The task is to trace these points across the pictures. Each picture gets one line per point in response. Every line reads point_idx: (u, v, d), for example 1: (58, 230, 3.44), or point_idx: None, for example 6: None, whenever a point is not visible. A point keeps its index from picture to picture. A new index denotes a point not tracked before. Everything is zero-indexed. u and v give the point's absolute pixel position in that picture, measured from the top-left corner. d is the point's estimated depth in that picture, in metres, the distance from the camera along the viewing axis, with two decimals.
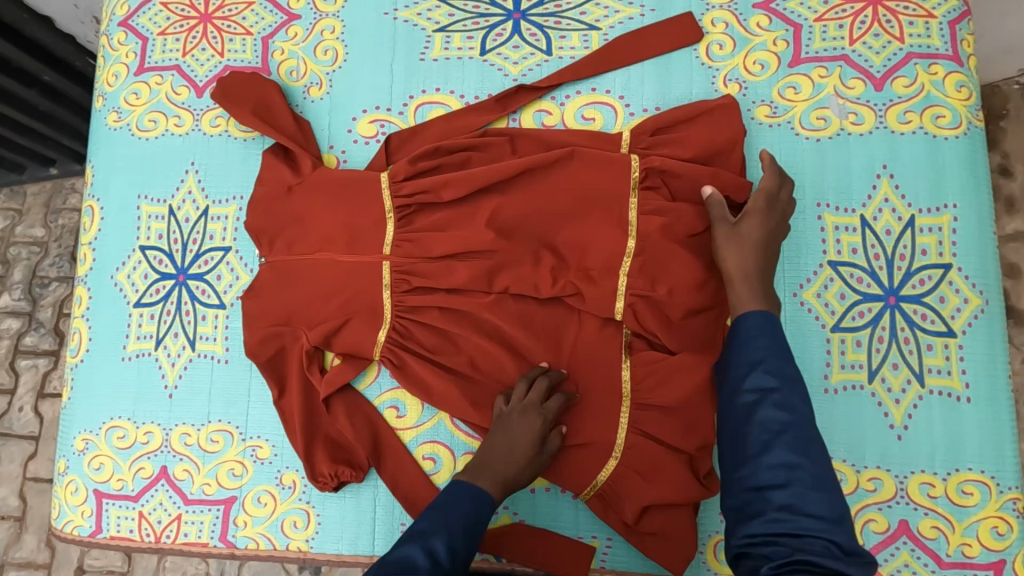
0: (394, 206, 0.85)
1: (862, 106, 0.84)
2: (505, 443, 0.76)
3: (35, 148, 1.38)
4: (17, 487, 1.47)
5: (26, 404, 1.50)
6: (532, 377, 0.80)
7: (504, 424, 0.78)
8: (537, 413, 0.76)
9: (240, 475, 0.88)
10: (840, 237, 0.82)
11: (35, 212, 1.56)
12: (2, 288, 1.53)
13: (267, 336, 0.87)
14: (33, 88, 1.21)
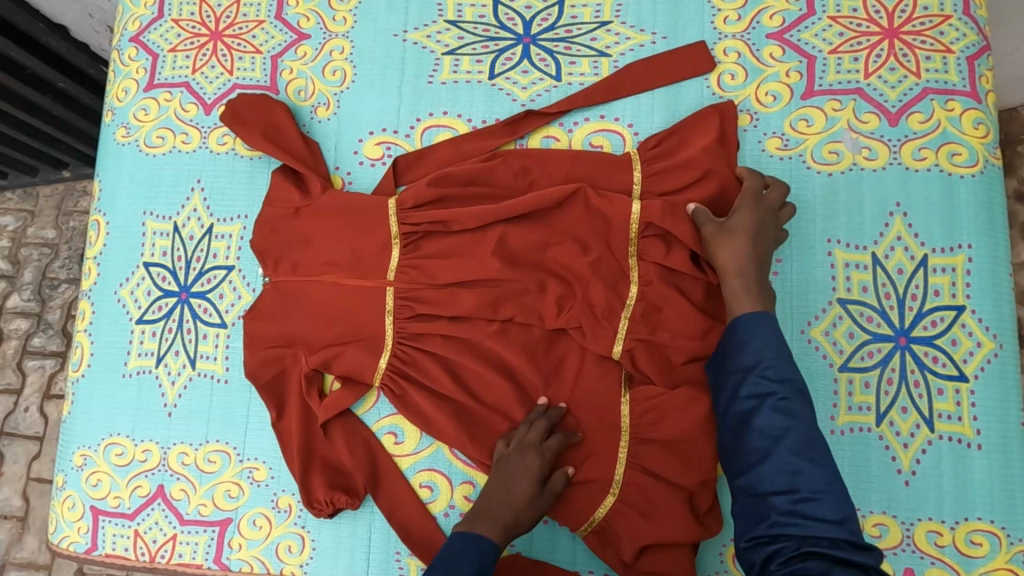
0: (400, 232, 0.84)
1: (876, 141, 0.82)
2: (504, 483, 0.76)
3: (47, 152, 1.39)
4: (20, 487, 1.48)
5: (32, 405, 1.51)
6: (530, 417, 0.80)
7: (502, 466, 0.77)
8: (535, 452, 0.76)
9: (237, 496, 0.87)
10: (851, 275, 0.80)
11: (46, 215, 1.57)
12: (12, 289, 1.55)
13: (268, 358, 0.87)
14: (46, 95, 1.22)
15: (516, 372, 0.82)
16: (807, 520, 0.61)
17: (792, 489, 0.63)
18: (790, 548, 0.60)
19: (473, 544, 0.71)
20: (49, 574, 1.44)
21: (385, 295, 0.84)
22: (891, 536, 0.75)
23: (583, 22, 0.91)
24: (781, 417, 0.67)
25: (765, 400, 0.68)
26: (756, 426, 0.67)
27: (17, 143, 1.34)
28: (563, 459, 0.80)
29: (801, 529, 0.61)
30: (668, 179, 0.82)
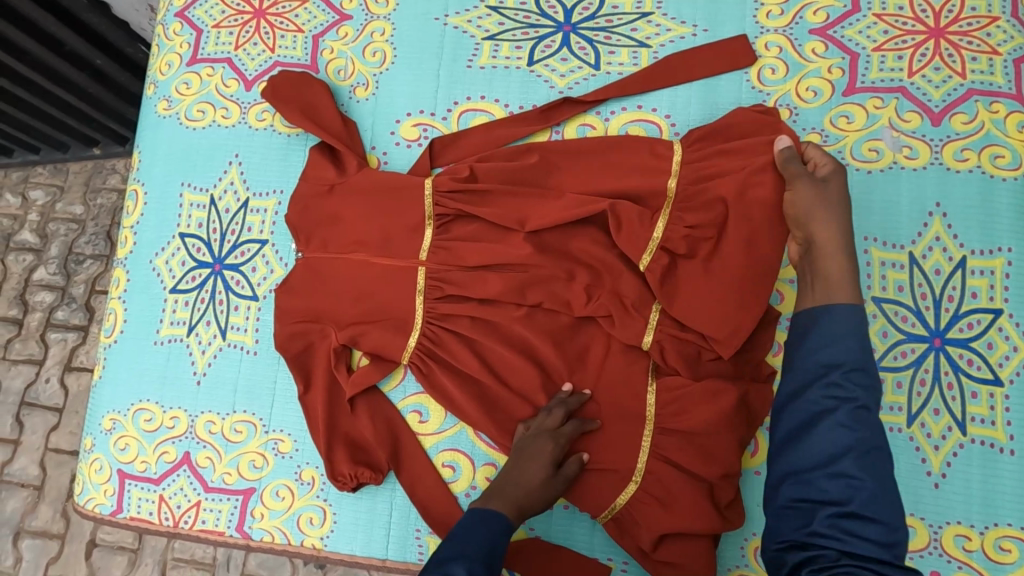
0: (433, 213, 0.85)
1: (918, 140, 0.81)
2: (517, 465, 0.76)
3: (79, 129, 1.42)
4: (38, 457, 1.50)
5: (53, 376, 1.53)
6: (550, 403, 0.80)
7: (517, 448, 0.78)
8: (551, 437, 0.76)
9: (261, 467, 0.88)
10: (886, 273, 0.80)
11: (75, 190, 1.60)
12: (39, 261, 1.58)
13: (297, 332, 0.88)
14: (84, 71, 1.25)
15: (543, 357, 0.82)
16: (849, 535, 0.57)
17: (844, 499, 0.58)
18: (829, 558, 0.57)
19: (484, 523, 0.69)
20: (62, 543, 1.46)
21: (416, 274, 0.84)
22: (918, 538, 0.74)
23: (624, 12, 0.92)
24: (851, 424, 0.61)
25: (843, 404, 0.62)
26: (823, 429, 0.61)
27: (51, 118, 1.37)
28: (578, 445, 0.80)
29: (844, 541, 0.57)
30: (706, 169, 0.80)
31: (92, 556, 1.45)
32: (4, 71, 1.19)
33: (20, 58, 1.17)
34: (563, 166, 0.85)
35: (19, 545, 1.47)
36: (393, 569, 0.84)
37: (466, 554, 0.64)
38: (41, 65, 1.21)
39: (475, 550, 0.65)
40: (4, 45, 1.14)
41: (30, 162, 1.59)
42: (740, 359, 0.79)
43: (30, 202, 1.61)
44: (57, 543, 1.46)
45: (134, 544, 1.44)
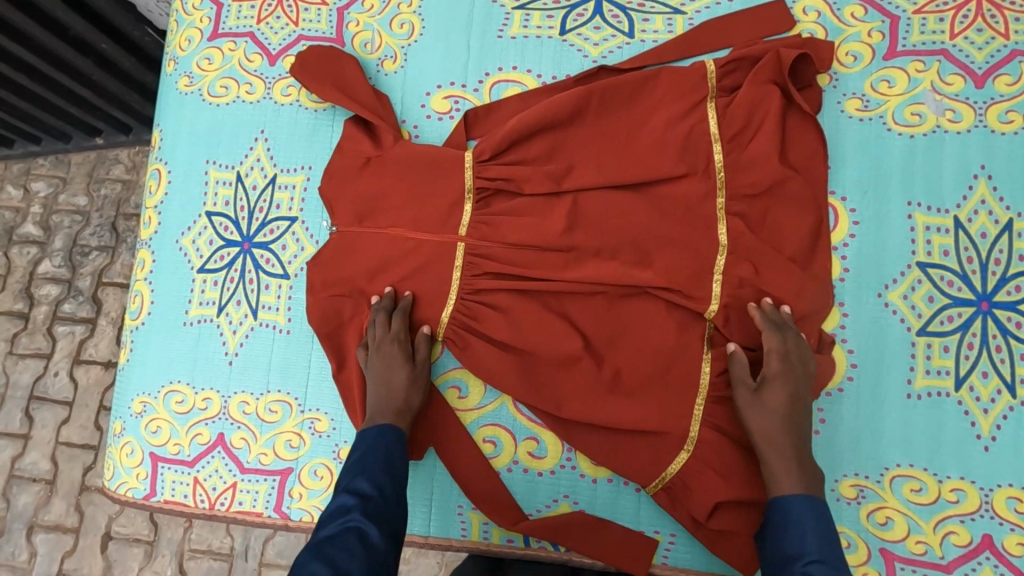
0: (474, 186, 0.85)
1: (961, 103, 0.80)
2: (376, 380, 0.81)
3: (82, 117, 1.41)
4: (49, 451, 1.48)
5: (62, 369, 1.51)
6: (373, 314, 0.84)
7: (369, 367, 0.82)
8: (393, 343, 0.81)
9: (297, 447, 0.87)
10: (931, 238, 0.79)
11: (78, 181, 1.57)
12: (43, 254, 1.55)
13: (331, 309, 0.86)
14: (88, 57, 1.22)
15: (587, 331, 0.82)
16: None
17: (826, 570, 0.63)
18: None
19: (379, 444, 0.76)
20: (77, 536, 1.44)
21: (455, 249, 0.84)
22: (968, 501, 0.74)
23: None
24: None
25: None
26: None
27: (52, 107, 1.36)
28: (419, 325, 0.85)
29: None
30: (737, 128, 0.80)
31: (107, 549, 1.43)
32: (7, 58, 1.18)
33: (25, 44, 1.15)
34: (582, 149, 0.85)
35: (33, 539, 1.45)
36: (436, 545, 0.84)
37: (367, 467, 0.73)
38: (44, 52, 1.19)
39: (374, 463, 0.73)
40: (8, 30, 1.12)
41: (31, 153, 1.56)
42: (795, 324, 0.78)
43: (32, 194, 1.58)
44: (71, 536, 1.44)
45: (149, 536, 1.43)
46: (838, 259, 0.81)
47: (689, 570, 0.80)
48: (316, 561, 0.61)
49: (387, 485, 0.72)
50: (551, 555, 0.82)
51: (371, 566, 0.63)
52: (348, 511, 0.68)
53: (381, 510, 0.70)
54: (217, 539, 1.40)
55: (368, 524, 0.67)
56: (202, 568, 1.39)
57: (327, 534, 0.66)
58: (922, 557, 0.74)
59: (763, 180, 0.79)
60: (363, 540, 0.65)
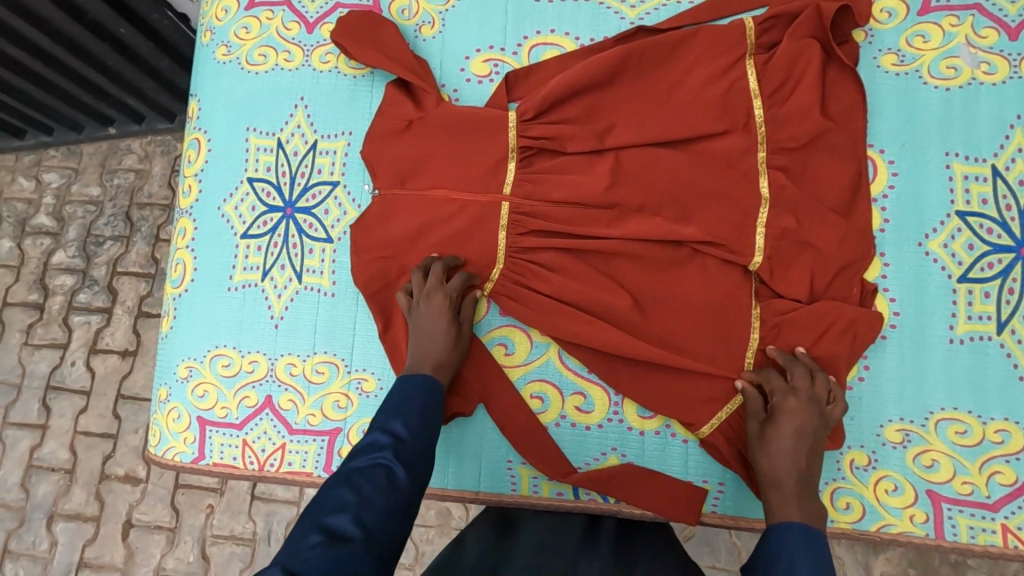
0: (518, 145, 0.86)
1: (996, 55, 0.82)
2: (419, 325, 0.81)
3: (97, 106, 1.40)
4: (67, 440, 1.47)
5: (78, 359, 1.50)
6: (425, 265, 0.84)
7: (414, 313, 0.82)
8: (443, 294, 0.81)
9: (345, 407, 0.88)
10: (969, 187, 0.81)
11: (91, 172, 1.57)
12: (57, 245, 1.55)
13: (375, 271, 0.87)
14: (105, 42, 1.20)
15: (632, 285, 0.83)
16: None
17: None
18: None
19: (415, 389, 0.75)
20: (97, 526, 1.43)
21: (500, 208, 0.85)
22: (1013, 441, 0.76)
23: None
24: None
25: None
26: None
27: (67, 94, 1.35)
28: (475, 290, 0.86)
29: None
30: (777, 82, 0.82)
31: (129, 537, 1.42)
32: (24, 43, 1.17)
33: (43, 29, 1.14)
34: (622, 108, 0.86)
35: (53, 529, 1.44)
36: (487, 501, 0.85)
37: (403, 411, 0.72)
38: (62, 37, 1.17)
39: (412, 408, 0.73)
40: (25, 15, 1.11)
41: (43, 144, 1.56)
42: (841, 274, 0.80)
43: (45, 185, 1.58)
44: (92, 525, 1.43)
45: (170, 523, 1.42)
46: (879, 210, 0.82)
47: (737, 517, 0.82)
48: (342, 488, 0.62)
49: (419, 430, 0.71)
50: (601, 506, 0.84)
51: (395, 502, 0.63)
52: (379, 448, 0.67)
53: (415, 451, 0.69)
54: (240, 525, 1.39)
55: (396, 464, 0.66)
56: (225, 553, 1.37)
57: (356, 466, 0.66)
58: (969, 497, 0.76)
59: (804, 132, 0.80)
60: (390, 478, 0.64)
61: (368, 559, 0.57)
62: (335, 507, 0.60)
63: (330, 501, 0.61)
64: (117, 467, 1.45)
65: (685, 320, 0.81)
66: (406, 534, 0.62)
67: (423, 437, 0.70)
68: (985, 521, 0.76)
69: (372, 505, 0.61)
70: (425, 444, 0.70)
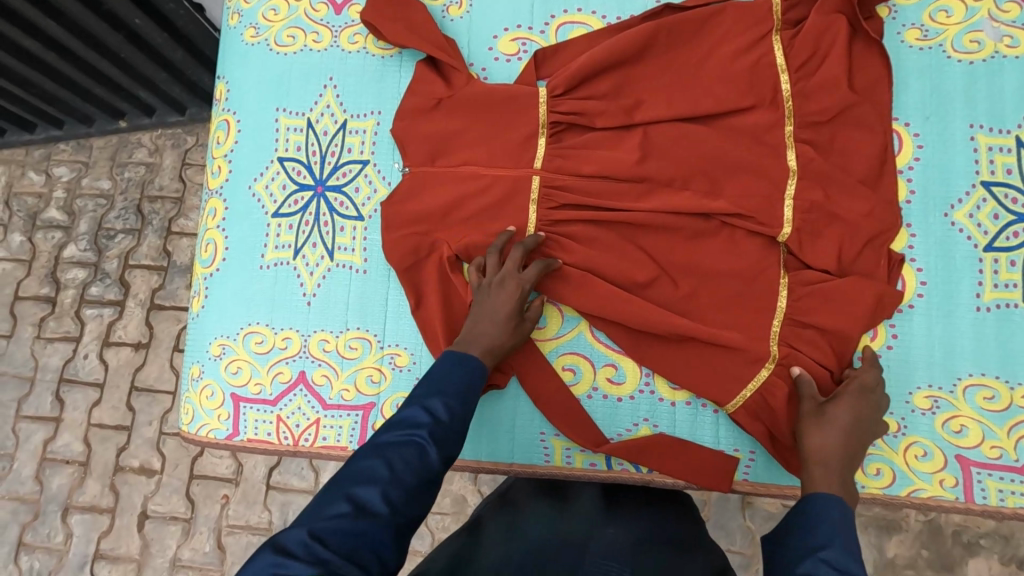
0: (548, 121, 0.87)
1: (1018, 30, 0.84)
2: (482, 305, 0.81)
3: (110, 98, 1.40)
4: (81, 433, 1.47)
5: (91, 352, 1.50)
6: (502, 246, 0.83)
7: (480, 293, 0.82)
8: (516, 284, 0.80)
9: (379, 381, 0.89)
10: (994, 158, 0.82)
11: (101, 165, 1.57)
12: (69, 238, 1.55)
13: (408, 247, 0.88)
14: (120, 32, 1.20)
15: (664, 258, 0.84)
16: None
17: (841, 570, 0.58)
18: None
19: (461, 364, 0.75)
20: (112, 518, 1.43)
21: (531, 182, 0.86)
22: None
23: None
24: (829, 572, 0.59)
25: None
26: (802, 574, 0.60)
27: (79, 87, 1.36)
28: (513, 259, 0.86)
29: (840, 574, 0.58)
30: (804, 56, 0.83)
31: (145, 528, 1.42)
32: (38, 35, 1.17)
33: (59, 20, 1.14)
34: (650, 84, 0.88)
35: (68, 521, 1.44)
36: (521, 473, 0.86)
37: (445, 390, 0.71)
38: (76, 28, 1.18)
39: (453, 389, 0.72)
40: (43, 6, 1.11)
41: (53, 138, 1.56)
42: (871, 244, 0.81)
43: (55, 179, 1.58)
44: (107, 517, 1.43)
45: (186, 514, 1.42)
46: (904, 181, 0.83)
47: (768, 485, 0.83)
48: (375, 460, 0.63)
49: (457, 412, 0.70)
50: (634, 477, 0.85)
51: (424, 483, 0.64)
52: (415, 426, 0.67)
53: (450, 435, 0.68)
54: (256, 515, 1.40)
55: (430, 444, 0.66)
56: (242, 543, 1.38)
57: (390, 439, 0.66)
58: (998, 461, 0.78)
59: (832, 105, 0.82)
60: (422, 458, 0.65)
61: (387, 534, 0.59)
62: (365, 479, 0.62)
63: (360, 472, 0.62)
64: (132, 459, 1.45)
65: (714, 291, 0.82)
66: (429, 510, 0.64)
67: (461, 419, 0.70)
68: (1014, 483, 0.77)
69: (401, 482, 0.62)
70: (461, 426, 0.70)
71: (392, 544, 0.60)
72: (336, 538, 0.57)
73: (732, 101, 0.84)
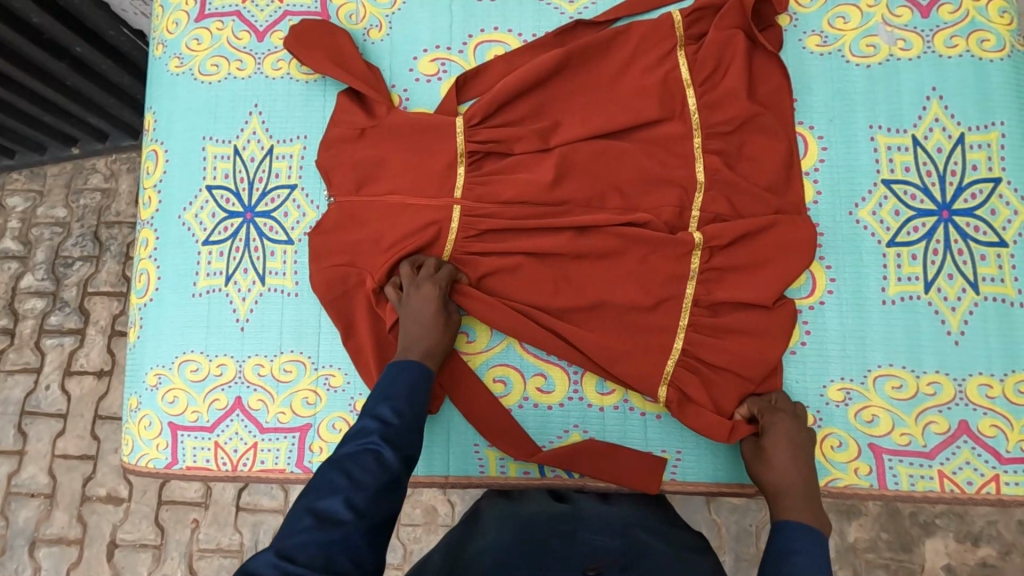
0: (466, 150, 0.89)
1: (910, 32, 0.87)
2: (412, 314, 0.82)
3: (58, 126, 1.39)
4: (46, 464, 1.46)
5: (53, 382, 1.49)
6: (412, 268, 0.86)
7: (404, 303, 0.84)
8: (431, 281, 0.84)
9: (314, 403, 0.90)
10: (893, 156, 0.86)
11: (56, 193, 1.56)
12: (25, 269, 1.54)
13: (333, 278, 0.89)
14: (63, 61, 1.19)
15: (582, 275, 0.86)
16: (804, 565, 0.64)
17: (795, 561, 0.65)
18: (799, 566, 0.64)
19: (405, 369, 0.77)
20: (82, 548, 1.42)
21: (452, 212, 0.88)
22: (944, 392, 0.81)
23: None
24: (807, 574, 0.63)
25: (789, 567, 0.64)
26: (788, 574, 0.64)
27: (27, 116, 1.33)
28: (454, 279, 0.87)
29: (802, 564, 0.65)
30: (707, 70, 0.87)
31: (114, 557, 1.41)
32: None
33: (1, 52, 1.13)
34: (564, 106, 0.90)
35: (36, 554, 1.43)
36: (457, 484, 0.89)
37: (392, 396, 0.73)
38: (19, 57, 1.16)
39: (400, 393, 0.74)
40: None
41: (5, 168, 1.55)
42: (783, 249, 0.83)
43: (9, 209, 1.57)
44: (77, 548, 1.42)
45: (156, 540, 1.41)
46: (810, 183, 0.87)
47: (696, 483, 0.86)
48: (334, 472, 0.64)
49: (408, 413, 0.72)
50: (567, 482, 0.88)
51: (385, 483, 0.65)
52: (368, 434, 0.68)
53: (405, 435, 0.70)
54: (226, 537, 1.39)
55: (385, 447, 0.67)
56: (214, 566, 1.38)
57: (346, 450, 0.67)
58: (907, 447, 0.81)
59: (733, 119, 0.85)
60: (379, 460, 0.66)
61: (359, 537, 0.60)
62: (327, 490, 0.63)
63: (322, 486, 0.64)
64: (99, 488, 1.44)
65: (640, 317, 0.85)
66: (398, 511, 0.65)
67: (411, 418, 0.72)
68: (923, 468, 0.81)
69: (364, 487, 0.63)
70: (413, 425, 0.72)
71: (366, 546, 0.60)
72: (307, 552, 0.57)
73: (641, 117, 0.87)
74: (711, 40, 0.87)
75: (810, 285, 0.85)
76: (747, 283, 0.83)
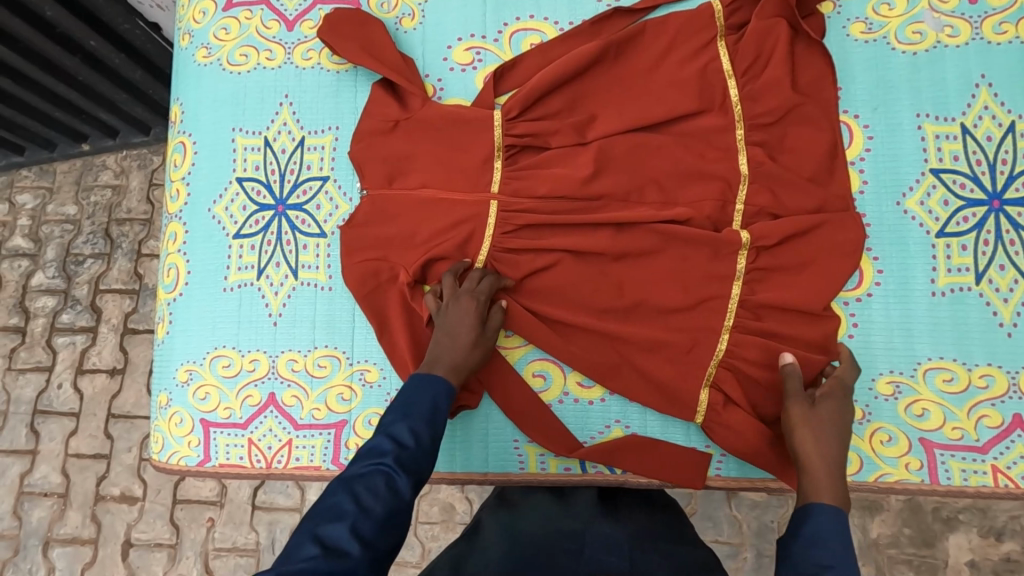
0: (503, 143, 0.87)
1: (958, 19, 0.86)
2: (446, 327, 0.80)
3: (69, 122, 1.37)
4: (59, 464, 1.44)
5: (65, 381, 1.47)
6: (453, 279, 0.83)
7: (440, 315, 0.81)
8: (471, 296, 0.81)
9: (350, 399, 0.88)
10: (941, 145, 0.84)
11: (66, 190, 1.54)
12: (36, 266, 1.52)
13: (366, 273, 0.87)
14: (76, 56, 1.16)
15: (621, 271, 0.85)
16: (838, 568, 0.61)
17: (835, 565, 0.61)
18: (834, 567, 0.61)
19: (426, 385, 0.75)
20: (95, 548, 1.40)
21: (488, 207, 0.86)
22: (997, 385, 0.79)
23: None
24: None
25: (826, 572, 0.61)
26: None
27: (37, 111, 1.31)
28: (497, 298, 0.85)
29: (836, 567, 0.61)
30: (749, 60, 0.85)
31: (129, 557, 1.39)
32: None
33: (11, 45, 1.11)
34: (601, 97, 0.89)
35: (49, 555, 1.41)
36: (496, 481, 0.87)
37: (409, 415, 0.71)
38: (31, 53, 1.14)
39: (419, 411, 0.72)
40: None
41: (15, 165, 1.53)
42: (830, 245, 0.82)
43: (19, 207, 1.55)
44: (90, 548, 1.40)
45: (171, 540, 1.40)
46: (855, 172, 0.85)
47: (742, 479, 0.84)
48: (342, 494, 0.63)
49: (424, 435, 0.71)
50: (609, 478, 0.85)
51: (394, 510, 0.63)
52: (381, 454, 0.67)
53: (417, 459, 0.69)
54: (241, 536, 1.38)
55: (397, 471, 0.66)
56: (230, 565, 1.36)
57: (357, 471, 0.66)
58: (959, 442, 0.80)
59: (776, 111, 0.83)
60: (390, 486, 0.65)
61: (366, 567, 0.58)
62: (333, 515, 0.61)
63: (328, 509, 0.62)
64: (112, 487, 1.42)
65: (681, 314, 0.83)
66: (403, 539, 0.64)
67: (427, 442, 0.70)
68: (975, 463, 0.79)
69: (371, 512, 0.62)
70: (428, 450, 0.70)
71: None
72: None
73: (681, 109, 0.85)
74: (754, 29, 0.85)
75: (857, 277, 0.83)
76: (794, 285, 0.81)
